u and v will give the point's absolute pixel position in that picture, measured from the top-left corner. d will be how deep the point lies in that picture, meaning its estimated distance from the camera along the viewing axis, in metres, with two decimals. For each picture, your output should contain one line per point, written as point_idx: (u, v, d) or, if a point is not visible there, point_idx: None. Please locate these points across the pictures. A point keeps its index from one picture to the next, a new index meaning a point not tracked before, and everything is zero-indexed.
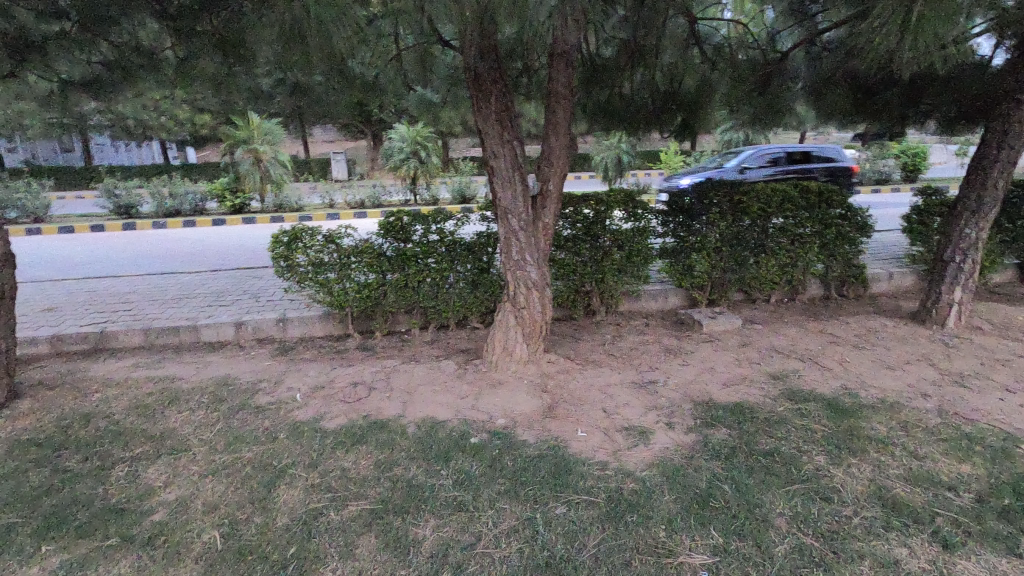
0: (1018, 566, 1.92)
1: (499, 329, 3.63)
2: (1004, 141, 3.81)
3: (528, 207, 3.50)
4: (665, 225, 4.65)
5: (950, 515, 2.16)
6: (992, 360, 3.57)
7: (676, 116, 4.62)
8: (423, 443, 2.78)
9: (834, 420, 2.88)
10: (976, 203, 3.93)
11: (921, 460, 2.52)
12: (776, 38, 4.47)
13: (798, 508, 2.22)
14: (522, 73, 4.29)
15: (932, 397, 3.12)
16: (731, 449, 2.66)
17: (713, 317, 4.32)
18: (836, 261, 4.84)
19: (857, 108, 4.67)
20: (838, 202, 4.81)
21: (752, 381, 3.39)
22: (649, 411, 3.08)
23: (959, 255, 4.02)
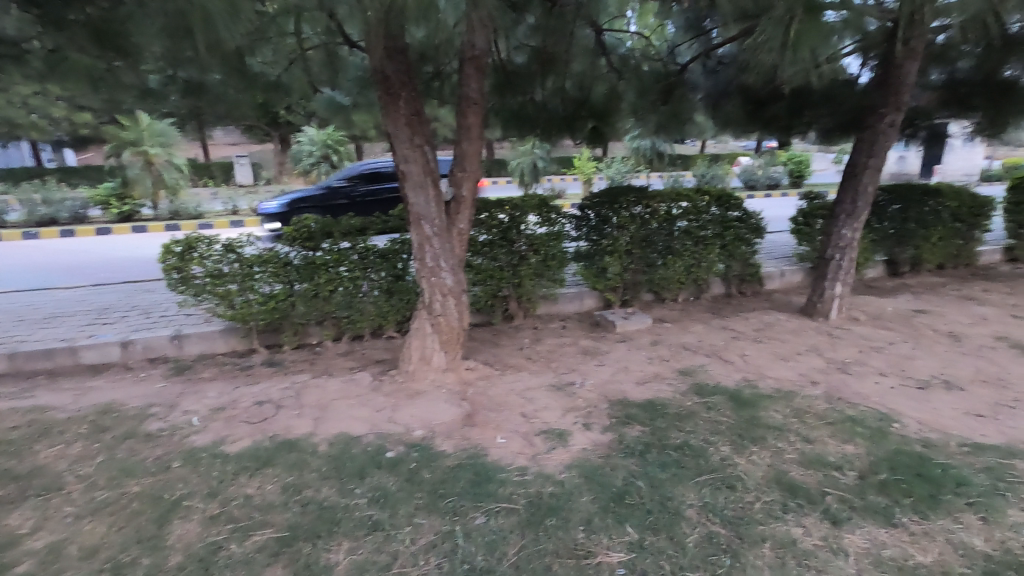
0: (896, 535, 2.11)
1: (415, 338, 3.55)
2: (872, 151, 4.23)
3: (442, 212, 3.45)
4: (578, 229, 4.77)
5: (838, 493, 2.35)
6: (869, 348, 3.94)
7: (587, 124, 4.63)
8: (336, 461, 2.65)
9: (737, 411, 3.06)
10: (851, 206, 4.34)
11: (813, 444, 2.73)
12: (676, 51, 4.75)
13: (706, 499, 2.33)
14: (434, 78, 4.24)
15: (820, 384, 3.40)
16: (645, 445, 2.75)
17: (626, 318, 4.48)
18: (735, 261, 5.17)
19: (750, 117, 5.07)
20: (735, 205, 5.13)
21: (664, 377, 3.53)
22: (567, 412, 3.13)
23: (839, 253, 4.42)
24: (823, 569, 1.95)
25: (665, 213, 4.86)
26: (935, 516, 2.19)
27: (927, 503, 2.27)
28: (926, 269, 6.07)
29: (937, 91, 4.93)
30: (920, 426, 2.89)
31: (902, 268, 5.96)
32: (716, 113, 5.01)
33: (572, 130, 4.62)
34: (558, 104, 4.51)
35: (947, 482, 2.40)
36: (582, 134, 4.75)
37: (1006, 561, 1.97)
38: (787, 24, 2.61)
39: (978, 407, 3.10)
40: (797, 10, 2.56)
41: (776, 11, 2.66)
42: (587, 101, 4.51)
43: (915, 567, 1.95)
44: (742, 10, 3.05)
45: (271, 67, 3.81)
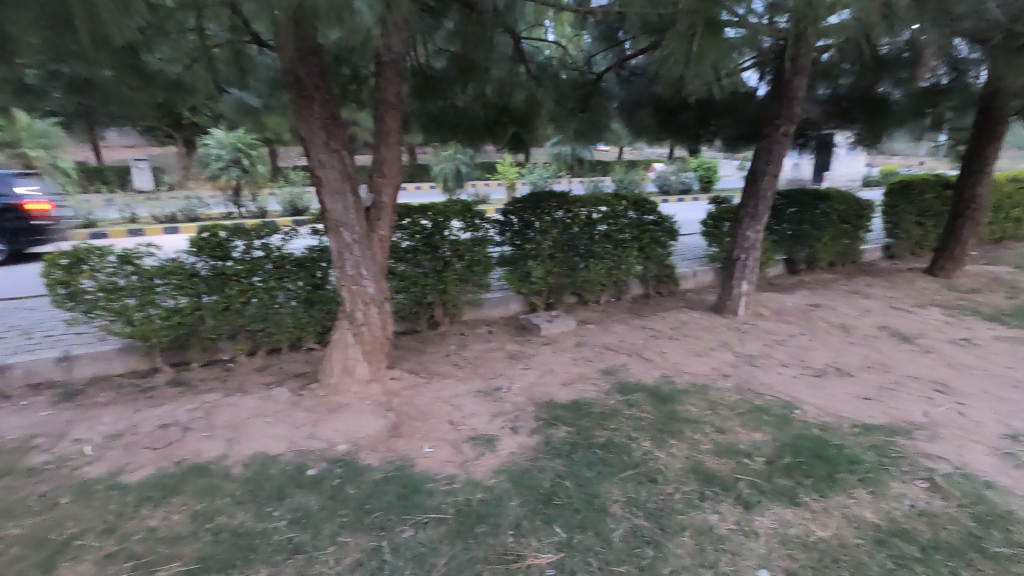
0: (798, 514, 2.27)
1: (336, 349, 3.43)
2: (770, 158, 4.57)
3: (362, 219, 3.35)
4: (502, 234, 4.80)
5: (749, 479, 2.50)
6: (773, 341, 4.25)
7: (508, 130, 4.67)
8: (251, 484, 2.49)
9: (657, 407, 3.20)
10: (754, 209, 4.67)
11: (726, 434, 2.89)
12: (591, 60, 4.86)
13: (630, 493, 2.41)
14: (351, 81, 4.12)
15: (731, 376, 3.63)
16: (571, 445, 2.80)
17: (550, 322, 4.56)
18: (652, 262, 5.41)
19: (661, 125, 5.36)
20: (651, 209, 5.36)
21: (588, 378, 3.63)
22: (495, 418, 3.13)
23: (744, 254, 4.73)
24: (737, 552, 2.07)
25: (585, 217, 5.00)
26: (832, 494, 2.39)
27: (824, 482, 2.47)
28: (819, 267, 6.63)
29: (824, 104, 5.40)
30: (818, 411, 3.15)
31: (799, 266, 6.48)
32: (631, 121, 5.22)
33: (494, 136, 4.65)
34: (479, 110, 4.52)
35: (842, 461, 2.62)
36: (503, 139, 4.79)
37: (891, 529, 2.17)
38: (689, 39, 2.77)
39: (865, 391, 3.42)
40: (699, 25, 2.72)
41: (679, 25, 2.80)
42: (507, 107, 4.53)
43: (817, 542, 2.11)
44: (649, 24, 3.21)
45: (171, 64, 3.55)
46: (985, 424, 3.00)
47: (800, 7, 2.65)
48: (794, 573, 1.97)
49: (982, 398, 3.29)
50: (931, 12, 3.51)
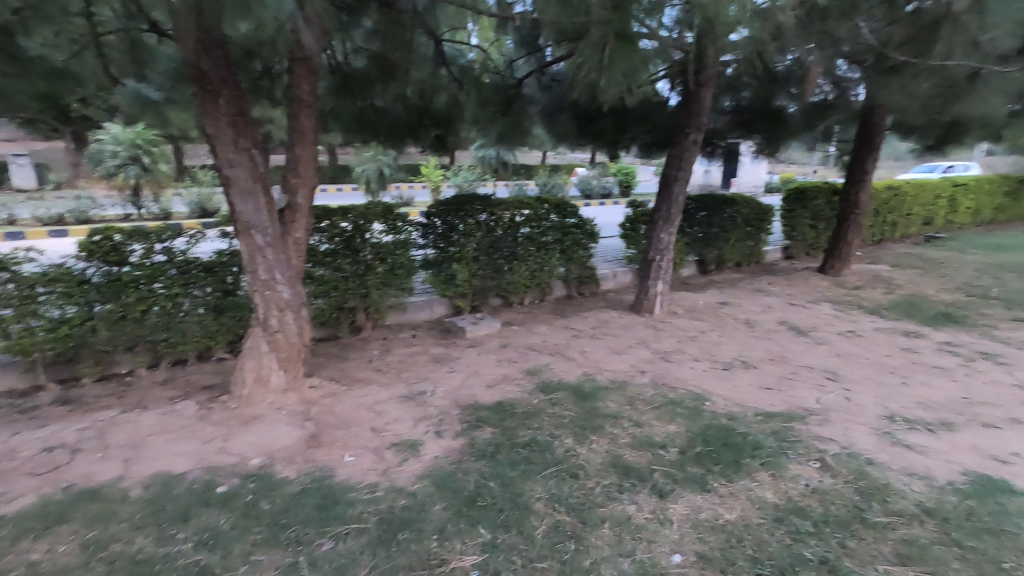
0: (708, 499, 2.42)
1: (248, 358, 3.25)
2: (681, 164, 4.83)
3: (275, 221, 3.21)
4: (426, 237, 4.76)
5: (663, 469, 2.63)
6: (686, 337, 4.49)
7: (431, 132, 4.67)
8: (152, 507, 2.31)
9: (579, 404, 3.28)
10: (667, 213, 4.92)
11: (642, 427, 3.02)
12: (514, 66, 4.87)
13: (553, 490, 2.46)
14: (263, 77, 3.94)
15: (647, 372, 3.80)
16: (495, 446, 2.82)
17: (475, 324, 4.57)
18: (574, 264, 5.56)
19: (580, 131, 5.53)
20: (572, 212, 5.49)
21: (513, 378, 3.66)
22: (418, 423, 3.09)
23: (659, 255, 4.96)
24: (653, 539, 2.17)
25: (508, 220, 5.05)
26: (737, 478, 2.56)
27: (731, 468, 2.64)
28: (727, 266, 7.08)
29: (729, 115, 5.76)
30: (726, 401, 3.37)
31: (709, 266, 6.89)
32: (551, 125, 5.33)
33: (416, 137, 4.64)
34: (400, 111, 4.46)
35: (746, 447, 2.82)
36: (425, 141, 4.75)
37: (789, 507, 2.36)
38: (601, 49, 2.87)
39: (767, 381, 3.69)
40: (609, 37, 2.82)
41: (592, 35, 2.90)
42: (429, 109, 4.53)
43: (724, 524, 2.25)
44: (565, 33, 3.30)
45: (54, 50, 3.23)
46: (867, 407, 3.33)
47: (703, 24, 2.82)
48: (704, 555, 2.09)
49: (865, 384, 3.65)
50: (815, 34, 3.86)
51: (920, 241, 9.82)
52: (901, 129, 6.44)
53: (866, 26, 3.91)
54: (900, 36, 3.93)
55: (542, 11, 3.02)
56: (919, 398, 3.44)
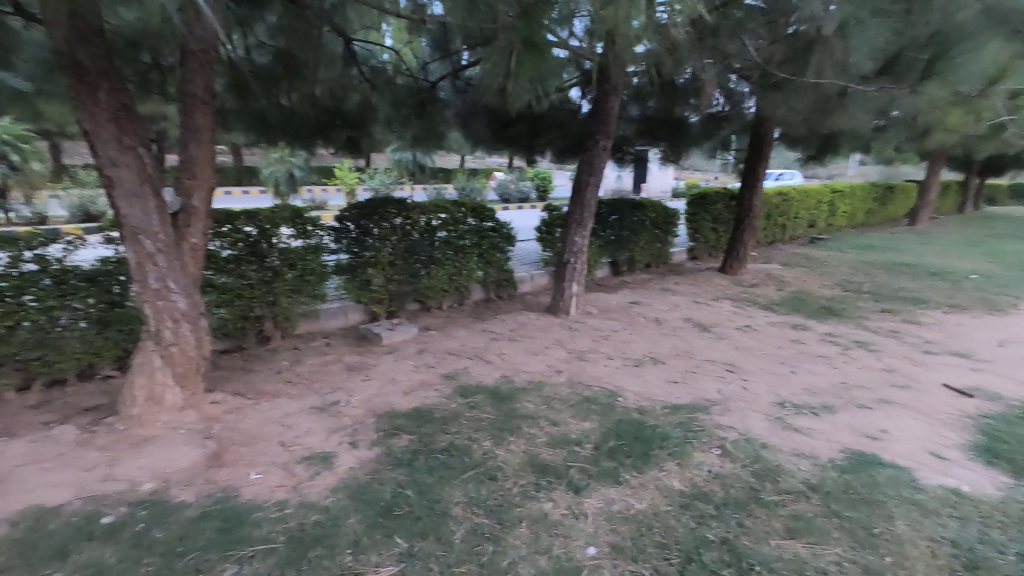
0: (620, 491, 2.51)
1: (139, 374, 2.99)
2: (592, 169, 5.00)
3: (167, 225, 2.97)
4: (338, 241, 4.62)
5: (578, 465, 2.71)
6: (600, 336, 4.65)
7: (342, 133, 4.50)
8: (21, 547, 2.06)
9: (497, 406, 3.31)
10: (580, 216, 5.07)
11: (559, 425, 3.09)
12: (428, 68, 4.88)
13: (470, 494, 2.46)
14: (152, 69, 3.65)
15: (563, 371, 3.89)
16: (413, 453, 2.77)
17: (392, 330, 4.48)
18: (491, 267, 5.59)
19: (495, 135, 5.59)
20: (489, 216, 5.52)
21: (430, 384, 3.62)
22: (331, 434, 2.97)
23: (573, 258, 5.11)
24: (569, 534, 2.22)
25: (425, 224, 4.99)
26: (647, 469, 2.69)
27: (641, 460, 2.77)
28: (638, 267, 7.42)
29: (636, 123, 6.05)
30: (637, 396, 3.52)
31: (621, 268, 7.19)
32: (466, 129, 5.34)
33: (327, 138, 4.45)
34: (308, 111, 4.30)
35: (655, 439, 2.96)
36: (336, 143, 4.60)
37: (693, 493, 2.51)
38: (508, 54, 2.93)
39: (674, 375, 3.90)
40: (515, 44, 2.87)
41: (499, 41, 2.94)
42: (339, 110, 4.35)
43: (635, 514, 2.35)
44: (475, 38, 3.33)
45: None
46: (762, 395, 3.60)
47: (607, 35, 2.94)
48: (617, 545, 2.17)
49: (760, 374, 3.95)
50: (709, 50, 4.14)
51: (806, 241, 10.80)
52: (787, 140, 7.05)
53: (753, 45, 4.25)
54: (779, 55, 4.29)
55: (449, 14, 3.02)
56: (806, 385, 3.78)
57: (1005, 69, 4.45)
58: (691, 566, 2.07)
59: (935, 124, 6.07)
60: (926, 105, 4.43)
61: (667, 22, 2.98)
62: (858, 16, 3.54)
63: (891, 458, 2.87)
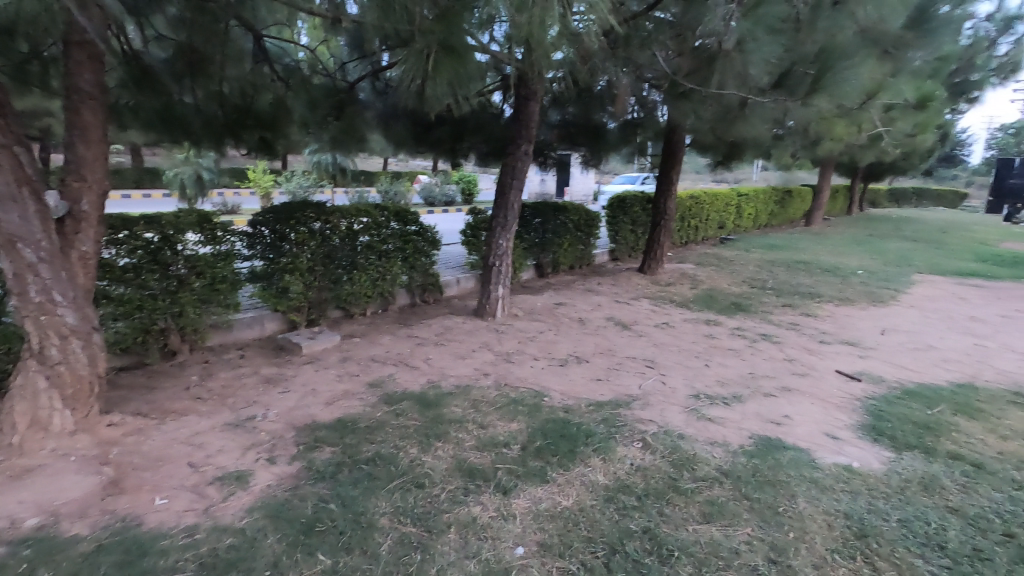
0: (547, 489, 2.56)
1: (18, 397, 2.69)
2: (515, 173, 5.06)
3: (51, 232, 2.69)
4: (252, 247, 4.41)
5: (506, 466, 2.72)
6: (526, 338, 4.71)
7: (253, 134, 4.27)
8: None
9: (423, 413, 3.26)
10: (504, 219, 5.12)
11: (486, 428, 3.10)
12: (346, 68, 4.70)
13: (397, 503, 2.41)
14: (30, 60, 3.31)
15: (490, 374, 3.90)
16: (336, 466, 2.68)
17: (311, 339, 4.30)
18: (416, 272, 5.52)
19: (418, 137, 5.53)
20: (413, 219, 5.44)
21: (353, 394, 3.51)
22: (247, 451, 2.81)
23: (499, 261, 5.14)
24: (497, 536, 2.23)
25: (346, 229, 4.82)
26: (573, 466, 2.75)
27: (567, 457, 2.83)
28: (562, 269, 7.58)
29: (557, 128, 6.19)
30: (562, 396, 3.59)
31: (546, 270, 7.33)
32: (387, 132, 5.23)
33: (236, 139, 4.21)
34: (215, 109, 4.05)
35: (580, 436, 3.03)
36: (247, 142, 4.35)
37: (616, 486, 2.60)
38: (425, 58, 2.90)
39: (598, 373, 4.03)
40: (433, 46, 2.84)
41: (416, 44, 2.91)
42: (250, 109, 4.14)
43: (561, 511, 2.40)
44: (393, 40, 3.29)
45: None
46: (678, 388, 3.80)
47: (524, 41, 2.99)
48: (545, 542, 2.20)
49: (677, 369, 4.15)
50: (622, 59, 4.31)
51: (716, 242, 11.50)
52: (697, 146, 7.46)
53: (663, 56, 4.47)
54: (686, 67, 4.54)
55: (365, 13, 2.95)
56: (718, 377, 4.02)
57: (880, 85, 4.95)
58: (615, 557, 2.14)
59: (824, 134, 6.65)
60: (815, 115, 4.85)
61: (583, 31, 3.09)
62: (755, 33, 3.81)
63: (793, 441, 3.11)
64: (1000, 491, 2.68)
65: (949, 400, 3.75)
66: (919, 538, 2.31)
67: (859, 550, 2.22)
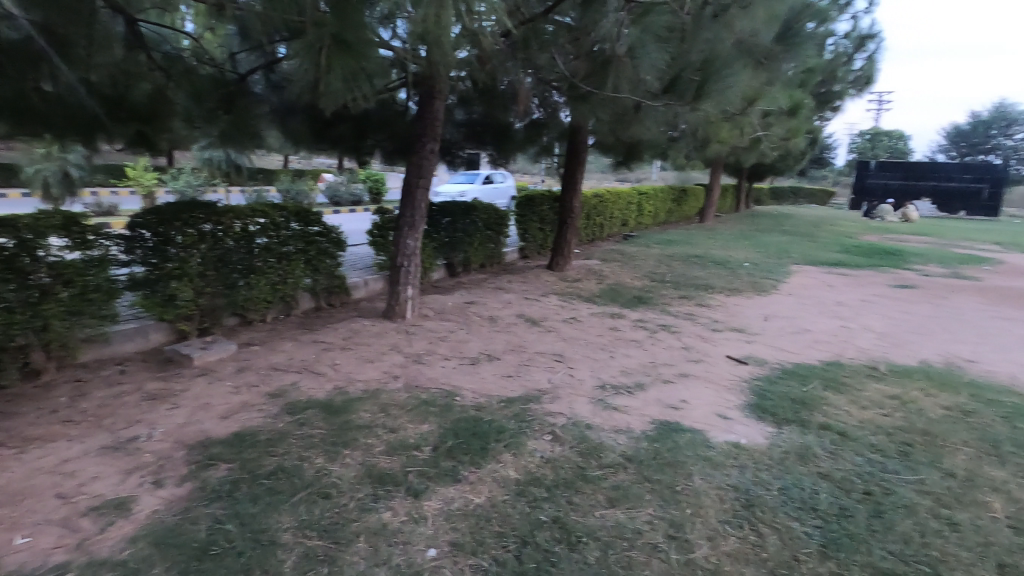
0: (459, 489, 2.55)
1: None
2: (421, 172, 5.00)
3: None
4: (130, 252, 3.99)
5: (417, 469, 2.69)
6: (437, 338, 4.67)
7: (128, 127, 3.89)
8: None
9: (329, 421, 3.14)
10: (411, 219, 5.04)
11: (396, 432, 3.04)
12: (235, 59, 4.41)
13: (301, 517, 2.30)
14: None
15: (400, 377, 3.83)
16: (233, 483, 2.51)
17: (204, 349, 4.01)
18: (320, 274, 5.30)
19: (318, 133, 5.30)
20: (315, 220, 5.21)
21: (252, 405, 3.30)
22: (128, 475, 2.57)
23: (407, 260, 5.05)
24: (408, 540, 2.20)
25: (240, 230, 4.51)
26: (485, 463, 2.77)
27: (479, 455, 2.84)
28: (473, 267, 7.61)
29: (462, 127, 6.18)
30: (474, 394, 3.60)
31: (457, 269, 7.31)
32: (284, 128, 4.96)
33: (108, 132, 3.81)
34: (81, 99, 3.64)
35: (492, 433, 3.06)
36: (123, 136, 3.95)
37: (527, 479, 2.65)
38: (318, 50, 2.78)
39: (508, 369, 4.08)
40: (325, 39, 2.76)
41: (309, 36, 2.79)
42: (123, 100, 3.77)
43: (473, 509, 2.41)
44: (286, 32, 3.13)
45: None
46: (585, 380, 3.94)
47: (425, 40, 2.95)
48: (458, 542, 2.20)
49: (583, 362, 4.30)
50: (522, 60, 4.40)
51: (619, 239, 12.05)
52: (599, 147, 7.76)
53: (564, 58, 4.60)
54: (583, 70, 4.63)
55: None
56: (622, 367, 4.21)
57: (757, 92, 5.40)
58: (526, 549, 2.18)
59: (712, 137, 7.17)
60: (702, 119, 5.21)
61: (482, 30, 3.11)
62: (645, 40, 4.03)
63: (688, 423, 3.33)
64: (860, 455, 3.03)
65: (820, 377, 4.19)
66: (797, 502, 2.56)
67: (746, 518, 2.43)
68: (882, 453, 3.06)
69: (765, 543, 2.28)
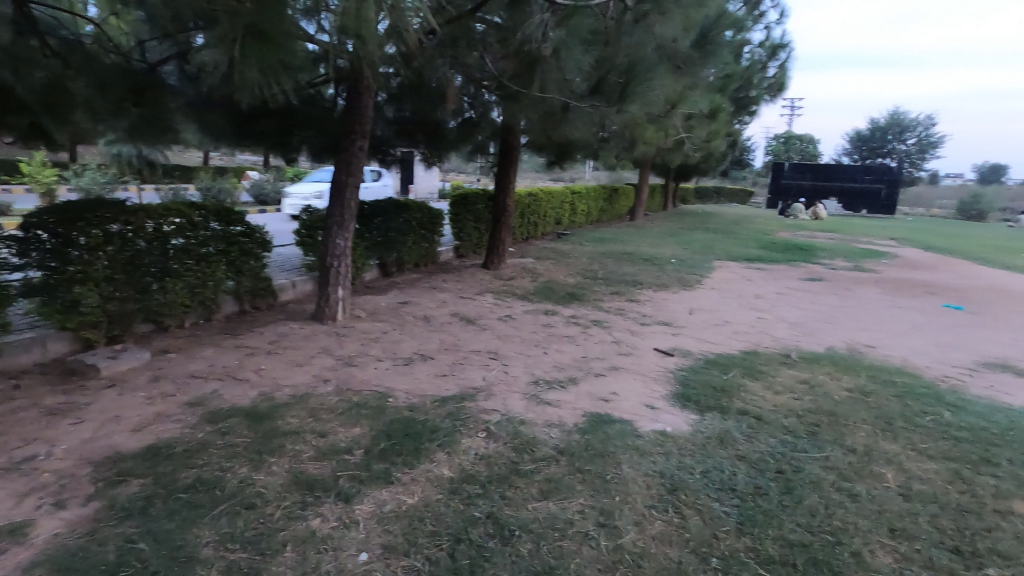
0: (392, 491, 2.52)
1: None
2: (350, 169, 4.87)
3: None
4: (24, 255, 3.68)
5: (347, 473, 2.63)
6: (369, 339, 4.58)
7: None
8: None
9: (254, 428, 3.01)
10: (341, 218, 4.90)
11: (326, 436, 2.96)
12: (144, 47, 4.13)
13: (222, 529, 2.19)
14: None
15: (330, 380, 3.73)
16: (146, 499, 2.36)
17: (113, 358, 3.74)
18: (244, 276, 5.05)
19: (238, 128, 5.06)
20: (237, 219, 4.96)
21: (168, 416, 3.11)
22: (24, 498, 2.36)
23: (337, 260, 4.91)
24: (339, 546, 2.15)
25: (153, 231, 4.22)
26: (418, 463, 2.75)
27: (413, 455, 2.82)
28: (407, 267, 7.50)
29: (393, 124, 6.07)
30: (407, 395, 3.56)
31: (390, 269, 7.19)
32: (201, 123, 4.70)
33: None
34: None
35: (425, 433, 3.04)
36: None
37: (461, 477, 2.65)
38: (231, 42, 2.65)
39: (443, 368, 4.07)
40: (240, 30, 2.63)
41: (221, 26, 2.65)
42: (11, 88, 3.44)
43: (407, 509, 2.39)
44: (197, 20, 2.97)
45: None
46: (519, 376, 3.99)
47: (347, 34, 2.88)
48: (390, 544, 2.18)
49: (518, 358, 4.35)
50: (451, 57, 4.38)
51: (553, 237, 12.26)
52: (532, 146, 7.85)
53: (493, 56, 4.62)
54: (512, 69, 4.68)
55: None
56: (555, 363, 4.30)
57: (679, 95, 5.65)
58: (460, 546, 2.18)
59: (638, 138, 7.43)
60: (628, 120, 5.39)
61: (408, 26, 3.07)
62: None
63: (618, 414, 3.44)
64: (774, 436, 3.25)
65: (740, 365, 4.44)
66: (717, 484, 2.72)
67: (670, 502, 2.55)
68: (793, 434, 3.29)
69: (688, 524, 2.40)
